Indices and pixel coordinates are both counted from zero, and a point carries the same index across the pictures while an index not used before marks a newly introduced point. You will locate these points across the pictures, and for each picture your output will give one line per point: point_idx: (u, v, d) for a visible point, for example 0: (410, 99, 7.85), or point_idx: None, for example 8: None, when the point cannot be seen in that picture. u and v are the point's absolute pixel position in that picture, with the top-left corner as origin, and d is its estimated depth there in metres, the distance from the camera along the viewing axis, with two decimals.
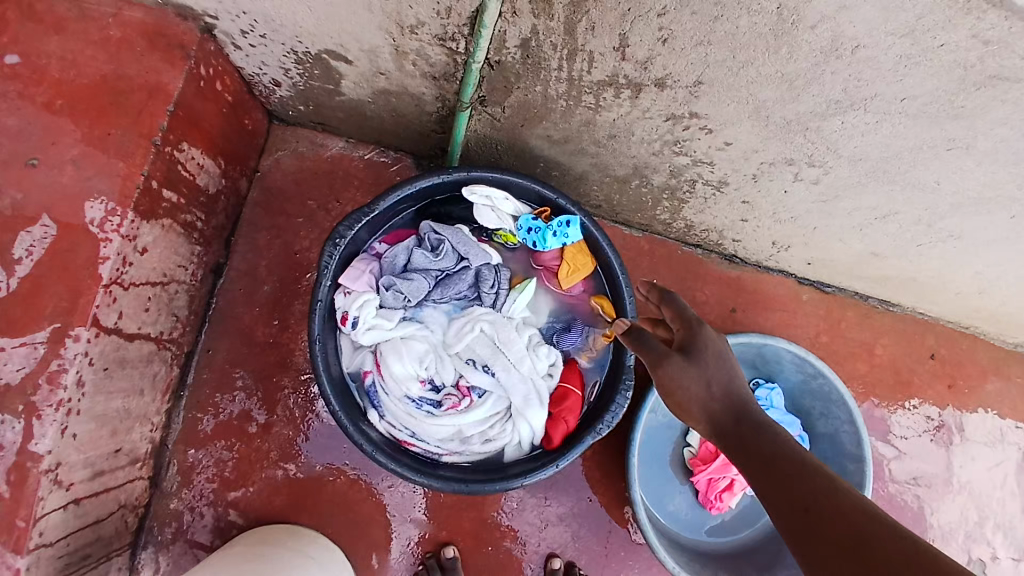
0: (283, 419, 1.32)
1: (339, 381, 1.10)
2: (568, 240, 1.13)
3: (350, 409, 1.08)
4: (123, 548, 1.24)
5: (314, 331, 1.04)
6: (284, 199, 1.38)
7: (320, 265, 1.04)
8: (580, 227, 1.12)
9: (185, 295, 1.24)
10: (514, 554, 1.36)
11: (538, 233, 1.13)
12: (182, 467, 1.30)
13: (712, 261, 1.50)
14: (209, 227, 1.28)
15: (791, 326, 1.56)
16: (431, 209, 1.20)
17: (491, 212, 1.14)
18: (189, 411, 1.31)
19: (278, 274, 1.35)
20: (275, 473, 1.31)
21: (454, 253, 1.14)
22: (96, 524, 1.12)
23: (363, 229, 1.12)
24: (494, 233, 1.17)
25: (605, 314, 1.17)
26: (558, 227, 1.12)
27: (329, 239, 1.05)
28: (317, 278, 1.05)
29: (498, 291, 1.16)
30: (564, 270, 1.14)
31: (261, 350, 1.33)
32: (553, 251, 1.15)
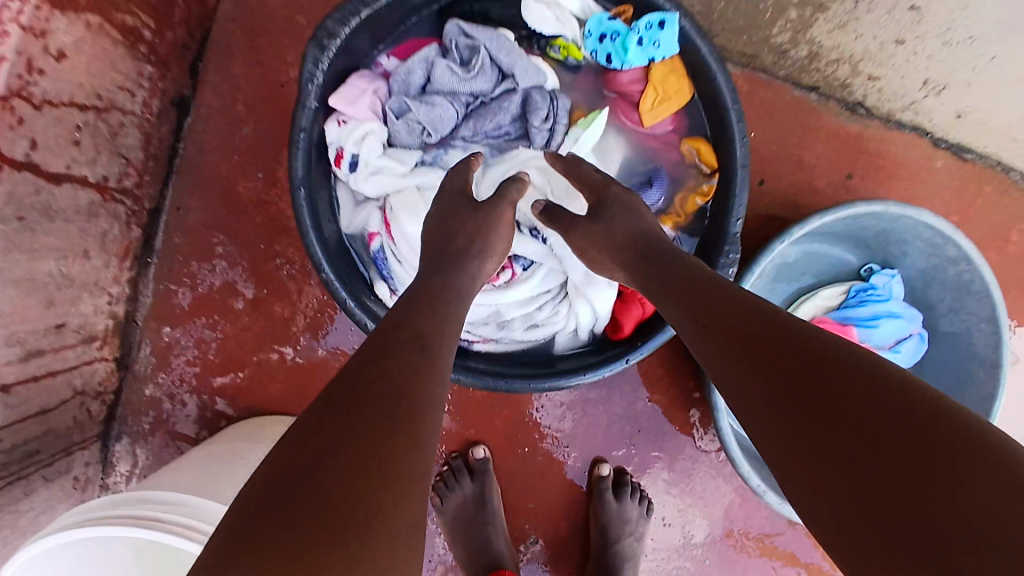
0: (274, 295, 1.06)
1: (334, 245, 0.84)
2: (657, 54, 0.80)
3: (348, 281, 0.83)
4: (90, 440, 1.04)
5: (297, 172, 0.77)
6: (265, 11, 1.03)
7: (304, 72, 0.77)
8: (678, 34, 0.78)
9: (136, 130, 0.94)
10: (555, 457, 1.13)
11: (614, 41, 0.82)
12: (156, 348, 1.07)
13: (831, 111, 1.13)
14: (164, 42, 0.95)
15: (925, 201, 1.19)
16: (467, 8, 0.88)
17: (548, 10, 0.84)
18: (161, 282, 1.06)
19: (260, 112, 1.04)
20: (269, 356, 1.06)
21: (495, 70, 0.85)
22: (46, 416, 0.91)
23: (365, 32, 0.83)
24: (550, 44, 0.87)
25: (704, 165, 0.86)
26: (645, 32, 0.79)
27: (314, 37, 0.77)
28: (300, 95, 0.77)
29: (553, 127, 0.85)
30: (648, 96, 0.84)
31: (244, 209, 1.05)
32: (635, 68, 0.83)
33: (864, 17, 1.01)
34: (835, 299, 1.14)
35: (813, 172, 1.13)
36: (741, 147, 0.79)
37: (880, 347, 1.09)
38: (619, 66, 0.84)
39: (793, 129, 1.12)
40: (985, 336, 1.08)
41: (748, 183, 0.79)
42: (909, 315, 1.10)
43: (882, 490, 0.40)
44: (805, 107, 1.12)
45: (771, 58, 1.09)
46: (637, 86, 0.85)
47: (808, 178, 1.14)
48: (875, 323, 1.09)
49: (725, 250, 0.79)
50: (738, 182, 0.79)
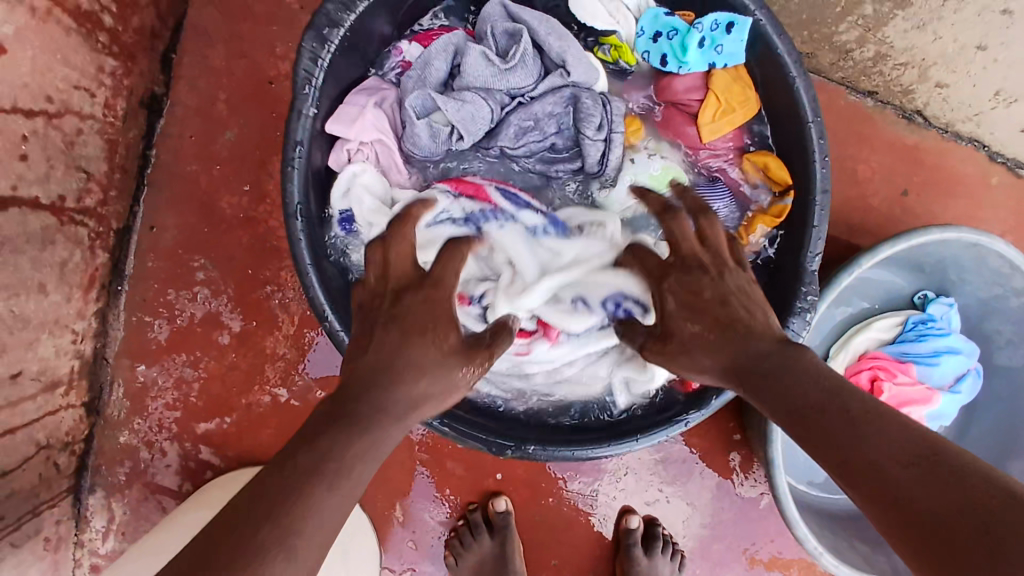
0: (265, 327, 0.92)
1: (340, 286, 0.70)
2: (719, 59, 0.72)
3: None
4: (61, 496, 0.90)
5: (293, 202, 0.63)
6: None
7: (298, 70, 0.62)
8: (744, 38, 0.70)
9: (99, 138, 0.78)
10: (582, 508, 1.00)
11: (672, 41, 0.74)
12: (130, 390, 0.93)
13: (886, 119, 1.00)
14: (130, 32, 0.79)
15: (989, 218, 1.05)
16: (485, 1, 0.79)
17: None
18: (133, 313, 0.91)
19: (245, 113, 0.89)
20: (261, 399, 0.93)
21: (538, 63, 0.74)
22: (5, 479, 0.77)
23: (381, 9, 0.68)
24: (598, 45, 0.78)
25: (770, 184, 0.75)
26: (708, 31, 0.71)
27: (312, 23, 0.63)
28: (294, 100, 0.62)
29: (609, 137, 0.72)
30: (710, 105, 0.74)
31: (229, 228, 0.91)
32: (692, 75, 0.75)
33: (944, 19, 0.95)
34: (892, 331, 1.02)
35: (867, 188, 1.02)
36: (821, 169, 0.69)
37: (938, 387, 1.00)
38: (675, 70, 0.75)
39: (850, 135, 1.01)
40: None
41: (828, 210, 0.70)
42: (969, 350, 0.99)
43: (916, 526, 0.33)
44: (859, 114, 1.00)
45: (831, 59, 0.97)
46: (695, 96, 0.75)
47: (861, 194, 1.02)
48: (936, 360, 0.98)
49: (803, 290, 0.69)
50: (819, 209, 0.69)
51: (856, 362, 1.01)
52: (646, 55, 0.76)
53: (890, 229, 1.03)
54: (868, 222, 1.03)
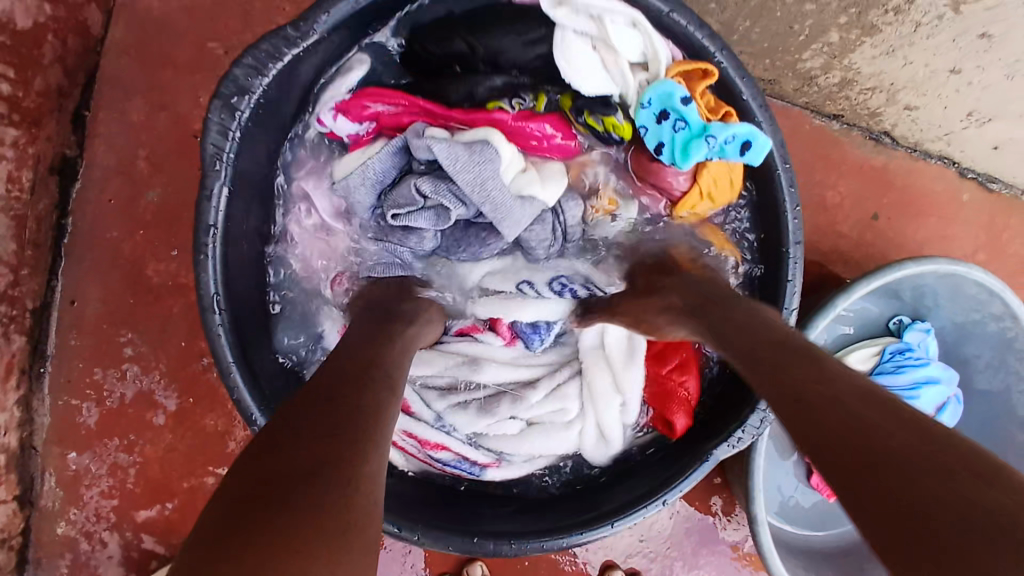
0: (206, 402, 0.85)
1: (274, 375, 0.66)
2: (719, 161, 0.63)
3: None
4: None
5: (208, 292, 0.57)
6: (166, 41, 0.80)
7: (205, 145, 0.57)
8: (756, 160, 0.61)
9: (3, 213, 0.70)
10: (561, 568, 0.95)
11: (675, 132, 0.62)
12: (62, 479, 0.85)
13: (853, 141, 0.97)
14: (32, 94, 0.71)
15: (959, 237, 1.01)
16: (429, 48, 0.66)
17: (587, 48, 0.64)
18: (58, 396, 0.83)
19: (169, 173, 0.81)
20: (207, 480, 0.85)
21: (472, 209, 0.62)
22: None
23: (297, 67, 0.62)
24: (582, 112, 0.67)
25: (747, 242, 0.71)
26: (721, 141, 0.60)
27: (218, 92, 0.57)
28: (202, 179, 0.57)
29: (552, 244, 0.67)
30: (694, 197, 0.67)
31: (159, 298, 0.83)
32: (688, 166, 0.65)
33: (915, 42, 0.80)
34: (869, 362, 0.98)
35: (837, 214, 0.97)
36: (791, 223, 0.65)
37: None
38: (667, 162, 0.65)
39: (818, 160, 0.96)
40: None
41: (802, 262, 0.66)
42: (948, 379, 0.95)
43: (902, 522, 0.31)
44: (826, 137, 0.96)
45: (795, 85, 0.90)
46: (684, 184, 0.67)
47: (831, 221, 0.98)
48: (915, 392, 0.95)
49: None
50: (793, 262, 0.65)
51: None
52: (635, 126, 0.66)
53: (864, 255, 0.99)
54: (842, 248, 0.98)
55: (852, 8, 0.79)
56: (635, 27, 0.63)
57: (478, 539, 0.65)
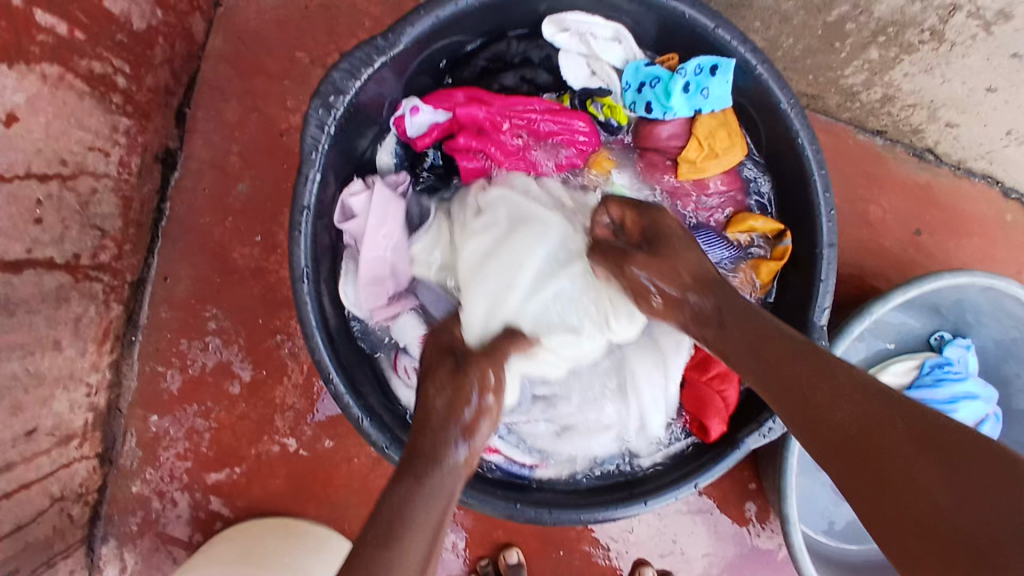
0: (275, 375, 0.93)
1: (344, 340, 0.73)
2: (704, 106, 0.74)
3: (361, 388, 0.71)
4: (72, 548, 0.90)
5: (299, 263, 0.66)
6: (261, 49, 0.90)
7: (306, 137, 0.66)
8: (729, 81, 0.71)
9: (113, 195, 0.80)
10: (598, 561, 0.98)
11: (654, 87, 0.74)
12: (142, 440, 0.94)
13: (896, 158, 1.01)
14: (143, 91, 0.81)
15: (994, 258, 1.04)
16: (477, 63, 0.79)
17: (584, 62, 0.78)
18: (146, 363, 0.92)
19: (258, 166, 0.91)
20: (270, 449, 0.93)
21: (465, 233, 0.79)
22: (21, 531, 0.79)
23: (386, 75, 0.72)
24: (589, 101, 0.80)
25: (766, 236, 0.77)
26: (693, 76, 0.72)
27: (315, 93, 0.66)
28: (301, 166, 0.67)
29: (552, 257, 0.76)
30: (691, 147, 0.75)
31: (241, 278, 0.92)
32: (677, 119, 0.76)
33: (951, 64, 0.92)
34: (908, 375, 1.01)
35: (882, 228, 1.00)
36: (829, 224, 0.69)
37: None
38: (659, 117, 0.76)
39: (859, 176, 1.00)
40: None
41: (835, 264, 0.70)
42: (986, 396, 0.98)
43: (884, 484, 0.42)
44: (872, 153, 0.98)
45: (837, 100, 0.95)
46: (678, 139, 0.76)
47: (874, 236, 1.00)
48: (953, 406, 0.96)
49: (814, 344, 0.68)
50: (828, 263, 0.69)
51: None
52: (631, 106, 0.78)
53: (908, 268, 1.01)
54: (881, 261, 1.00)
55: (888, 29, 0.90)
56: (620, 40, 0.76)
57: (521, 505, 0.69)
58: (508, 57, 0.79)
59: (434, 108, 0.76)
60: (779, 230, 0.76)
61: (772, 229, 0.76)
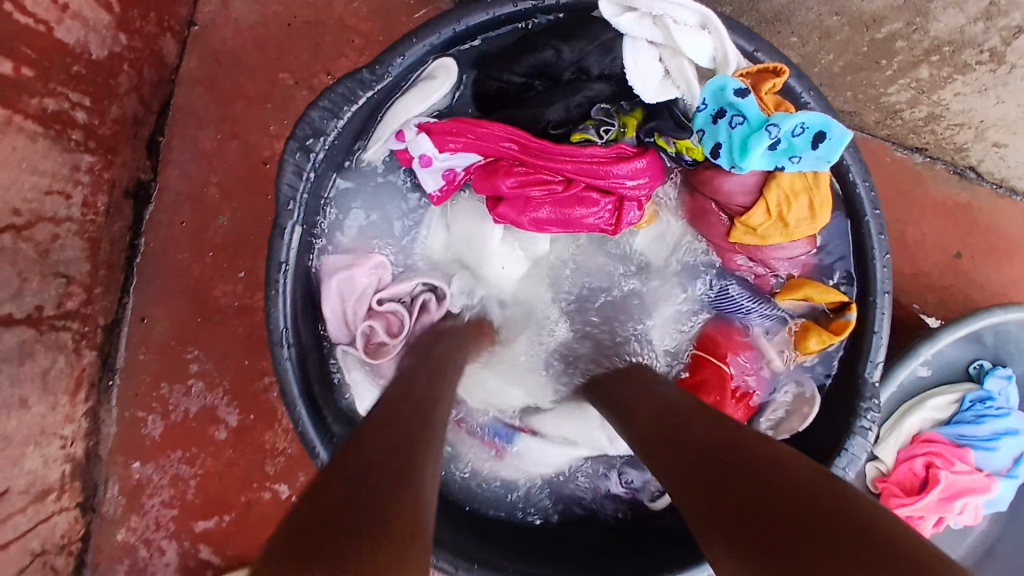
0: (265, 420, 0.87)
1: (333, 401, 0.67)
2: (789, 167, 0.57)
3: None
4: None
5: (276, 326, 0.60)
6: (240, 70, 0.82)
7: (281, 186, 0.61)
8: (830, 158, 0.55)
9: (79, 239, 0.73)
10: None
11: (733, 129, 0.56)
12: (126, 487, 0.89)
13: (935, 177, 0.93)
14: (108, 122, 0.73)
15: None
16: (510, 76, 0.62)
17: (655, 58, 0.60)
18: (126, 409, 0.86)
19: (240, 198, 0.83)
20: (260, 497, 0.88)
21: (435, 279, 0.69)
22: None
23: (374, 111, 0.65)
24: (657, 136, 0.60)
25: (824, 305, 0.65)
26: (787, 134, 0.55)
27: (295, 132, 0.61)
28: (277, 217, 0.61)
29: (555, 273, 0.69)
30: (759, 211, 0.59)
31: (225, 318, 0.85)
32: (751, 174, 0.59)
33: (1014, 86, 0.70)
34: (947, 408, 0.93)
35: (917, 254, 0.94)
36: (881, 270, 0.63)
37: (997, 472, 0.90)
38: (728, 168, 0.59)
39: (894, 200, 0.93)
40: None
41: (890, 310, 0.63)
42: None
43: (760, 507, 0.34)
44: (907, 172, 0.92)
45: (877, 117, 0.81)
46: (746, 197, 0.60)
47: (910, 261, 0.94)
48: (995, 443, 0.90)
49: (865, 405, 0.62)
50: (880, 310, 0.63)
51: (909, 445, 0.91)
52: (702, 145, 0.60)
53: (944, 297, 0.94)
54: (915, 289, 0.94)
55: (942, 48, 0.68)
56: (705, 28, 0.58)
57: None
58: (554, 69, 0.61)
59: (448, 153, 0.60)
60: (842, 302, 0.64)
61: (832, 301, 0.64)
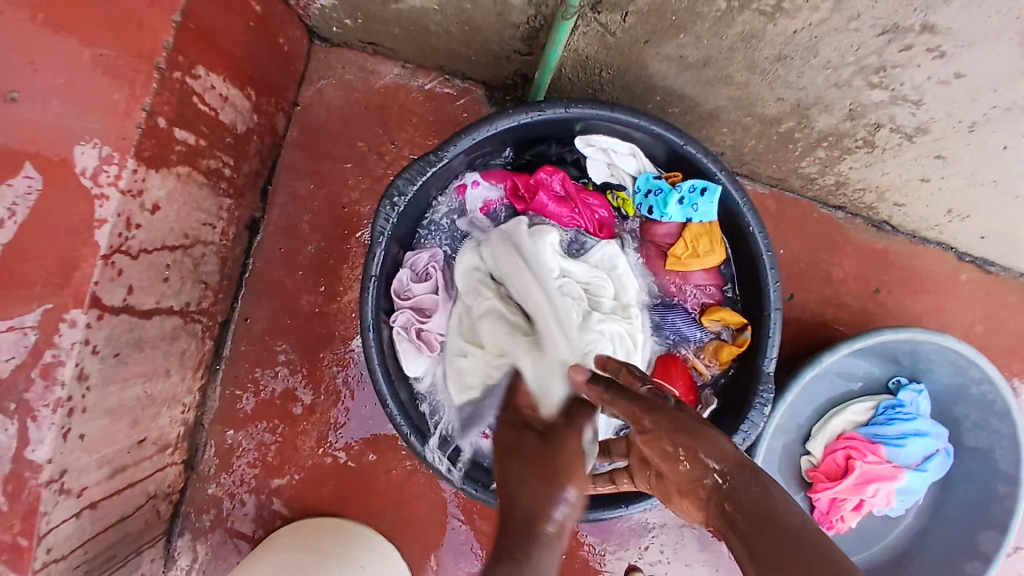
0: (331, 400, 1.14)
1: (400, 373, 0.95)
2: (695, 215, 0.92)
3: (411, 411, 0.93)
4: (157, 537, 1.11)
5: (368, 317, 0.89)
6: (329, 139, 1.12)
7: (376, 226, 0.89)
8: (715, 201, 0.90)
9: (215, 257, 1.02)
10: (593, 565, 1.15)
11: (655, 198, 0.94)
12: (220, 449, 1.15)
13: (856, 228, 1.20)
14: (241, 175, 1.03)
15: (941, 313, 1.22)
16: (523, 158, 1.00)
17: (605, 165, 0.97)
18: (227, 387, 1.14)
19: (323, 231, 1.12)
20: (323, 460, 1.14)
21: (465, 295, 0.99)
22: (122, 522, 1.00)
23: (437, 176, 0.94)
24: (609, 190, 0.99)
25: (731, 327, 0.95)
26: (687, 193, 0.91)
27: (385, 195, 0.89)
28: (372, 246, 0.89)
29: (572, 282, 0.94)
30: (680, 246, 0.95)
31: (306, 320, 1.13)
32: (673, 222, 0.94)
33: (890, 163, 0.96)
34: (865, 414, 1.20)
35: (842, 286, 1.19)
36: (773, 293, 0.88)
37: (907, 465, 1.15)
38: (660, 219, 0.95)
39: (822, 244, 1.19)
40: (1010, 453, 1.14)
41: (780, 323, 0.89)
42: (934, 433, 1.16)
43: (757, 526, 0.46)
44: (832, 224, 1.20)
45: (801, 181, 1.12)
46: (671, 238, 0.96)
47: (837, 292, 1.20)
48: (902, 441, 1.15)
49: (760, 388, 0.87)
50: (773, 324, 0.89)
51: (833, 441, 1.19)
52: (640, 207, 0.97)
53: (864, 321, 1.20)
54: (841, 315, 1.20)
55: (826, 139, 0.92)
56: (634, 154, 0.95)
57: None
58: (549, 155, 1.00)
59: (489, 186, 0.98)
60: (742, 323, 0.94)
61: (736, 323, 0.94)
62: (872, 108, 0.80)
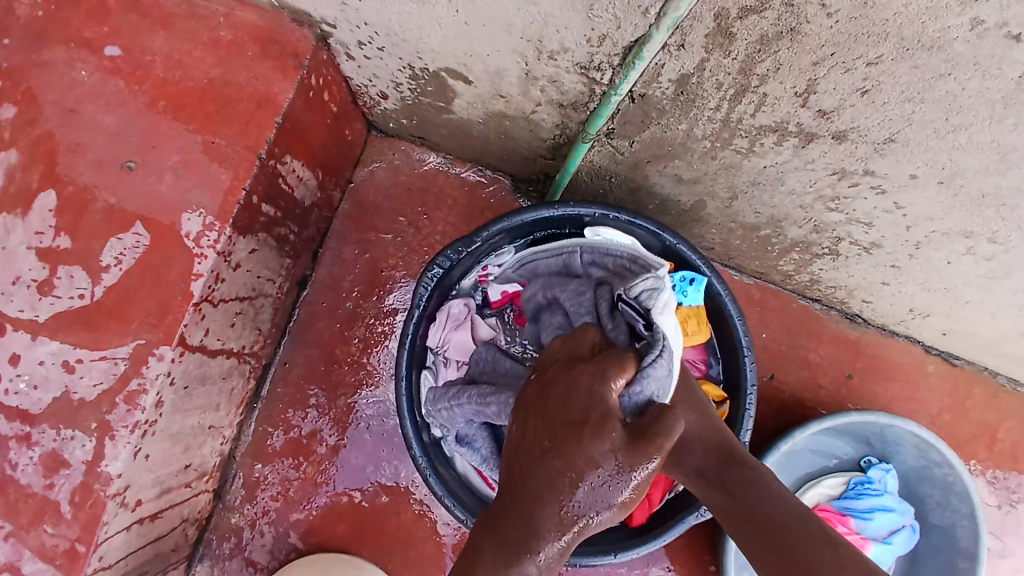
0: (354, 443, 1.27)
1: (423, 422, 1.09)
2: (684, 301, 1.07)
3: (430, 451, 1.07)
4: (180, 562, 1.21)
5: (403, 368, 1.04)
6: (375, 213, 1.31)
7: (416, 292, 1.06)
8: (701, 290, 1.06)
9: (270, 308, 1.20)
10: None
11: None
12: (247, 481, 1.26)
13: (832, 318, 1.36)
14: (301, 239, 1.22)
15: (908, 402, 1.35)
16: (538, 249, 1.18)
17: None
18: (261, 425, 1.27)
19: (360, 290, 1.29)
20: (340, 499, 1.26)
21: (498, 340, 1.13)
22: (157, 542, 1.10)
23: (468, 257, 1.11)
24: None
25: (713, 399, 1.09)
26: (678, 282, 1.06)
27: (427, 268, 1.07)
28: (411, 308, 1.06)
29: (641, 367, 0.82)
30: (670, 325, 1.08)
31: (338, 368, 1.28)
32: None
33: (853, 269, 1.13)
34: (837, 488, 1.32)
35: (817, 371, 1.34)
36: (749, 371, 1.04)
37: (875, 537, 1.25)
38: None
39: (800, 333, 1.35)
40: (969, 532, 1.23)
41: (755, 399, 1.04)
42: (899, 508, 1.27)
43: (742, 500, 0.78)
44: (809, 315, 1.36)
45: (780, 276, 1.29)
46: None
47: (813, 374, 1.34)
48: (870, 514, 1.26)
49: None
50: (751, 396, 1.03)
51: None
52: None
53: (839, 403, 1.34)
54: (818, 399, 1.34)
55: (797, 246, 1.10)
56: None
57: None
58: None
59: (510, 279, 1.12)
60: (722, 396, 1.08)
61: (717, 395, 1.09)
62: (832, 225, 0.98)
